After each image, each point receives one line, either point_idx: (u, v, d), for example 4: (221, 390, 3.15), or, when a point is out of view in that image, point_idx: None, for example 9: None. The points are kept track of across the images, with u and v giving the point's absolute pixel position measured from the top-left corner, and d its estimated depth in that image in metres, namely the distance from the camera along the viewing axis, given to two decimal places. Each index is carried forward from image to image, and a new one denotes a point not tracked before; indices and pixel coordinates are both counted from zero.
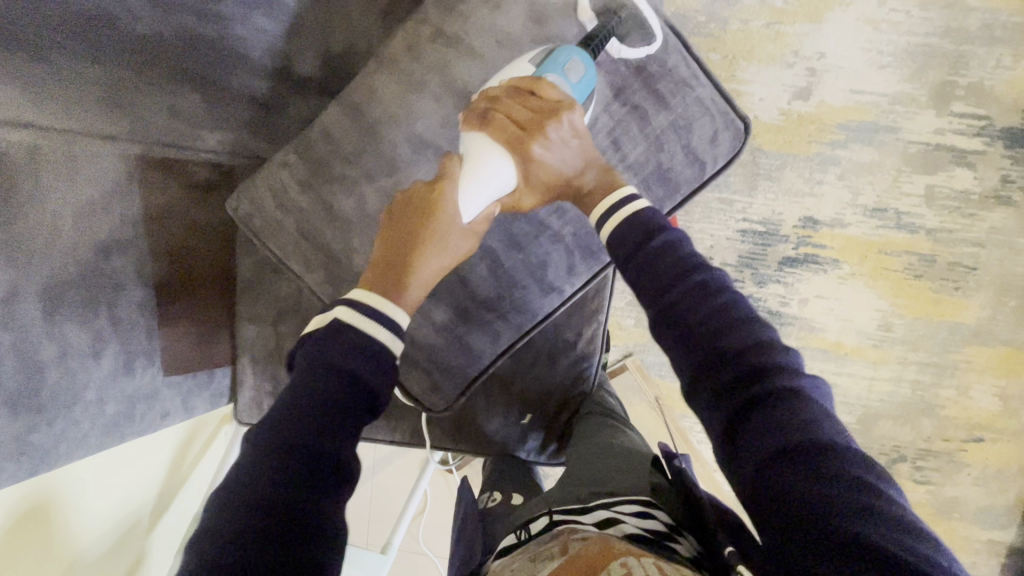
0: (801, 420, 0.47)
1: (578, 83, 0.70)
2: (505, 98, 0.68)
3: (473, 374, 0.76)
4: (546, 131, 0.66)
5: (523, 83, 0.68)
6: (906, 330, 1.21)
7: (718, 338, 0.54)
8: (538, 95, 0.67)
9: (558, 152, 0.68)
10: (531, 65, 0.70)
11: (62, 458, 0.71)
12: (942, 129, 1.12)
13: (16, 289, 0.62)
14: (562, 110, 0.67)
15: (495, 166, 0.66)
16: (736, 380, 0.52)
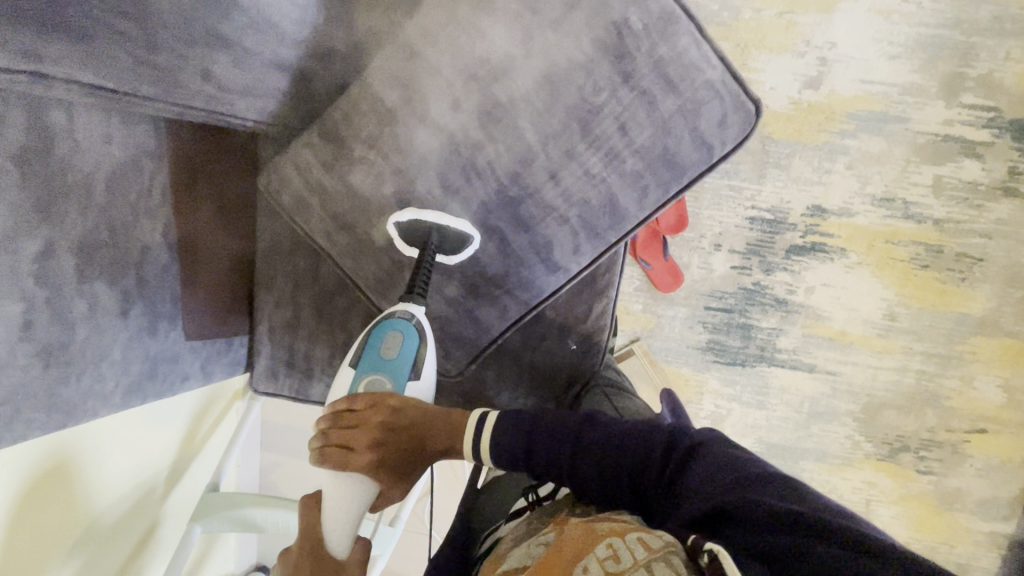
0: (709, 464, 0.58)
1: (398, 355, 0.69)
2: (331, 429, 0.69)
3: (484, 343, 0.78)
4: (373, 435, 0.67)
5: (344, 402, 0.68)
6: (911, 320, 1.22)
7: (638, 434, 0.64)
8: (355, 409, 0.67)
9: (395, 430, 0.68)
10: (350, 368, 0.70)
11: (89, 413, 0.74)
12: (951, 121, 1.13)
13: (52, 245, 0.65)
14: (382, 406, 0.67)
15: (344, 492, 0.67)
16: (662, 458, 0.62)
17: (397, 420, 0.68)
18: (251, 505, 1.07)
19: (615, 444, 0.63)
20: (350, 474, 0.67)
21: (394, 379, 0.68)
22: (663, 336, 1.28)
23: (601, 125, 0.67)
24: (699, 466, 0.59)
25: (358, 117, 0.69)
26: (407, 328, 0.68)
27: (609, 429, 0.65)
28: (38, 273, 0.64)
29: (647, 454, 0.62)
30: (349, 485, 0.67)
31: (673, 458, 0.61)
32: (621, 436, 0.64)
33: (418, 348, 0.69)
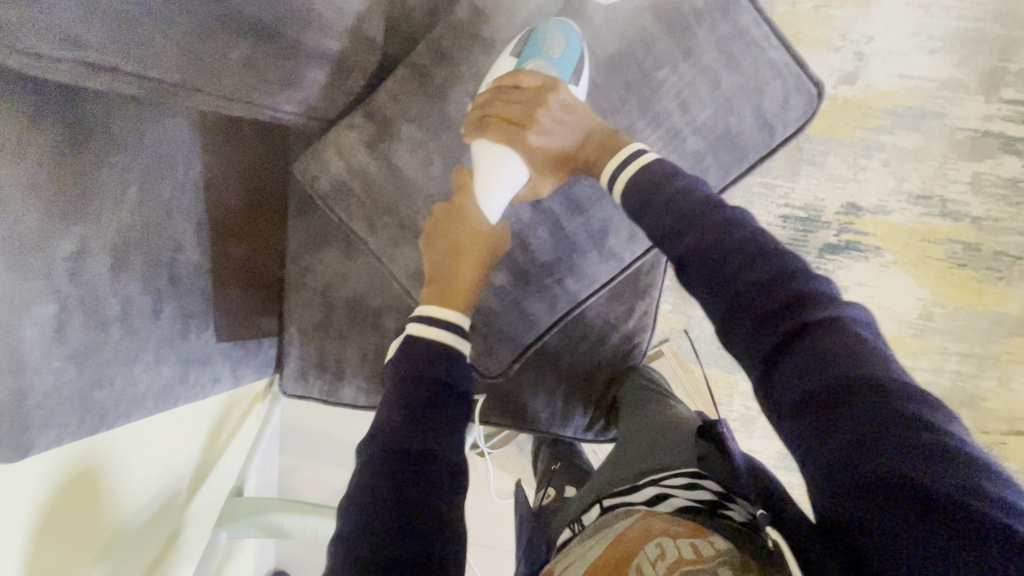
0: (836, 360, 0.45)
1: (562, 57, 0.66)
2: (491, 103, 0.66)
3: (527, 341, 0.77)
4: (535, 115, 0.65)
5: (506, 80, 0.65)
6: (947, 320, 1.20)
7: (752, 273, 0.51)
8: (519, 86, 0.65)
9: (551, 135, 0.66)
10: (511, 57, 0.67)
11: (121, 418, 0.71)
12: (991, 116, 1.11)
13: (86, 243, 0.62)
14: (548, 93, 0.65)
15: (496, 160, 0.66)
16: (776, 313, 0.49)
17: (559, 105, 0.65)
18: (275, 509, 1.05)
19: (718, 274, 0.53)
20: (503, 144, 0.66)
21: (557, 69, 0.65)
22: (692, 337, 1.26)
23: None
24: (821, 350, 0.46)
25: None
26: (570, 32, 0.65)
27: (710, 266, 0.54)
28: (71, 272, 0.62)
29: (756, 296, 0.51)
30: (503, 156, 0.66)
31: (790, 325, 0.49)
32: (729, 270, 0.53)
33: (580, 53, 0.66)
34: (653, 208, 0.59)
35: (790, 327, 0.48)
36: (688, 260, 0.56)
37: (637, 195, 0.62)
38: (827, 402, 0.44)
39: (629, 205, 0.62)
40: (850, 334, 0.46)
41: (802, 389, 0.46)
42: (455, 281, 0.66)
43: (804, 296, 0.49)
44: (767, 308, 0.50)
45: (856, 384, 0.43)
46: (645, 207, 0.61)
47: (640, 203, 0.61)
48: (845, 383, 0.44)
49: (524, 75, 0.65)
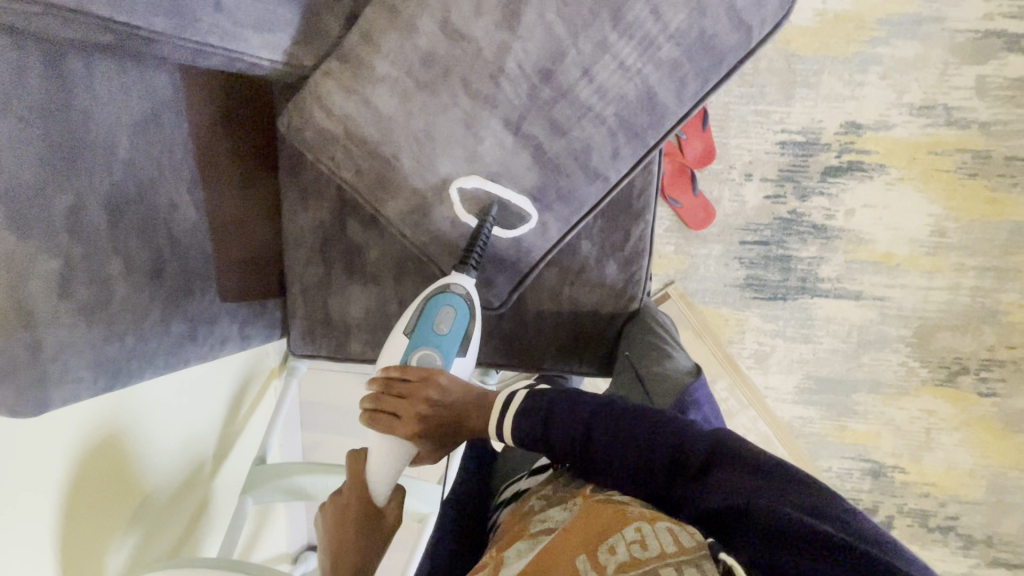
0: (730, 474, 0.57)
1: (448, 331, 0.73)
2: (384, 396, 0.73)
3: (523, 272, 0.78)
4: (417, 409, 0.71)
5: (395, 370, 0.72)
6: (961, 234, 1.16)
7: (647, 423, 0.64)
8: (404, 389, 0.71)
9: (437, 415, 0.71)
10: (405, 337, 0.74)
11: (135, 375, 0.74)
12: (991, 15, 1.07)
13: (82, 198, 0.65)
14: (431, 382, 0.71)
15: (386, 452, 0.73)
16: (675, 458, 0.61)
17: (446, 399, 0.71)
18: (298, 471, 1.07)
19: (620, 432, 0.64)
20: (389, 436, 0.72)
21: (442, 354, 0.73)
22: (699, 276, 1.24)
23: (632, 12, 0.62)
24: (722, 471, 0.58)
25: (378, 38, 0.66)
26: (459, 303, 0.72)
27: (610, 441, 0.64)
28: (71, 228, 0.64)
29: (654, 446, 0.62)
30: (392, 450, 0.72)
31: (690, 467, 0.60)
32: (623, 435, 0.64)
33: (467, 325, 0.74)
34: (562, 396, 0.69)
35: (689, 466, 0.60)
36: (593, 429, 0.65)
37: (536, 399, 0.69)
38: (736, 498, 0.54)
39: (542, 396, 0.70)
40: (732, 451, 0.59)
41: (716, 497, 0.56)
42: (350, 534, 0.73)
43: (687, 435, 0.62)
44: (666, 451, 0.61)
45: (747, 485, 0.55)
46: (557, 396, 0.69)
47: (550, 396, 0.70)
48: (742, 486, 0.55)
49: (411, 366, 0.72)
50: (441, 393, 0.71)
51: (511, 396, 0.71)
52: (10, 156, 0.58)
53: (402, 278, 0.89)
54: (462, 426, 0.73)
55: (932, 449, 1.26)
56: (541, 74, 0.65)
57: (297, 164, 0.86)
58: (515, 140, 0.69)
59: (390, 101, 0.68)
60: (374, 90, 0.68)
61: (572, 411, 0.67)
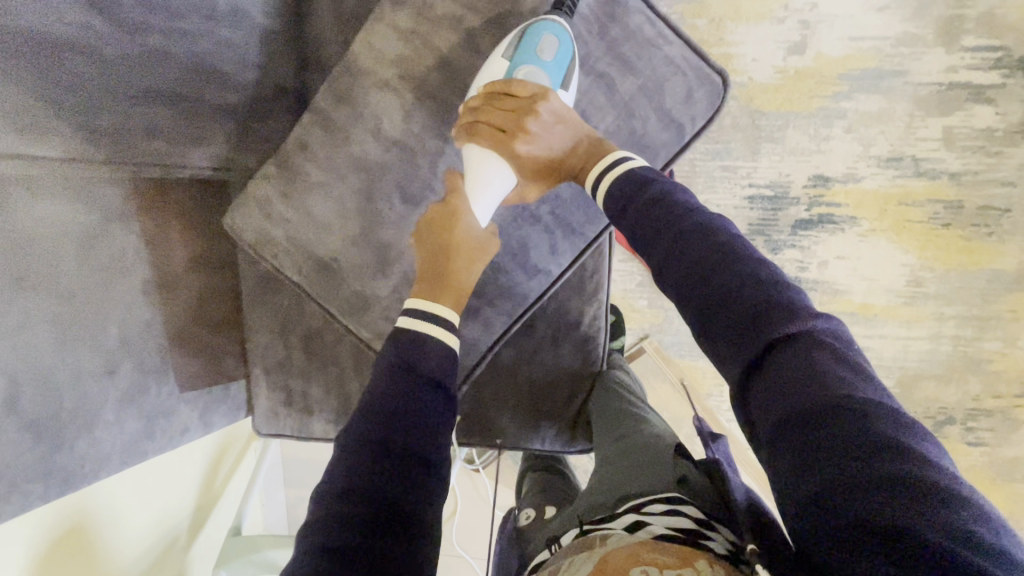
0: (811, 379, 0.44)
1: (552, 62, 0.63)
2: (483, 108, 0.63)
3: (470, 363, 0.75)
4: (525, 127, 0.62)
5: (498, 83, 0.62)
6: (939, 283, 1.14)
7: (722, 270, 0.51)
8: (512, 95, 0.62)
9: (543, 143, 0.63)
10: (504, 60, 0.63)
11: (89, 478, 0.74)
12: (955, 67, 1.06)
13: (28, 315, 0.66)
14: (541, 101, 0.62)
15: (482, 166, 0.64)
16: (753, 314, 0.48)
17: (555, 118, 0.62)
18: (271, 545, 1.07)
19: (687, 275, 0.53)
20: (490, 151, 0.63)
21: (546, 78, 0.62)
22: (673, 330, 1.23)
23: (561, 118, 0.65)
24: (807, 358, 0.45)
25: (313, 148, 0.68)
26: (563, 34, 0.62)
27: (673, 280, 0.54)
28: (18, 347, 0.65)
29: (730, 299, 0.50)
30: (495, 163, 0.63)
31: (766, 339, 0.47)
32: (696, 271, 0.53)
33: (570, 58, 0.63)
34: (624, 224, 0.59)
35: (771, 334, 0.47)
36: (664, 269, 0.55)
37: (614, 207, 0.61)
38: (803, 411, 0.43)
39: (617, 199, 0.61)
40: (827, 352, 0.46)
41: (780, 404, 0.45)
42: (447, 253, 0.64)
43: (782, 302, 0.48)
44: (741, 312, 0.49)
45: (827, 405, 0.42)
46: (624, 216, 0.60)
47: (618, 217, 0.60)
48: (823, 397, 0.43)
49: (515, 84, 0.62)
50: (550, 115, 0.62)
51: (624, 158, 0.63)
52: None
53: (361, 360, 0.89)
54: (559, 171, 0.66)
55: None
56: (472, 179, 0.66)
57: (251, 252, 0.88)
58: None
59: (327, 206, 0.69)
60: (313, 196, 0.69)
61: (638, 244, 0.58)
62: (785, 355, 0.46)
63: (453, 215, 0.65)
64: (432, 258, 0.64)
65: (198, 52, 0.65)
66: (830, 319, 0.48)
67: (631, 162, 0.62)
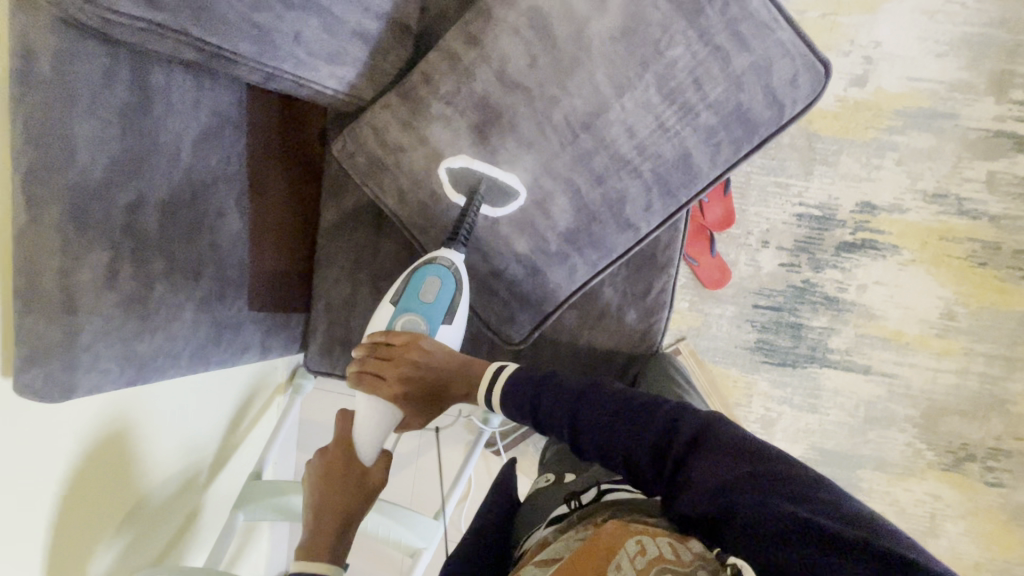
0: (709, 468, 0.56)
1: (435, 301, 0.72)
2: (366, 359, 0.72)
3: (547, 310, 0.79)
4: (400, 368, 0.71)
5: (380, 335, 0.72)
6: (971, 319, 1.19)
7: (620, 414, 0.64)
8: (390, 343, 0.71)
9: (424, 372, 0.72)
10: (390, 304, 0.73)
11: (157, 371, 0.75)
12: (1002, 116, 1.13)
13: (142, 198, 0.68)
14: (415, 348, 0.71)
15: (370, 417, 0.73)
16: (655, 444, 0.61)
17: (425, 368, 0.72)
18: (295, 490, 1.05)
19: (613, 419, 0.64)
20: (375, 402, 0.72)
21: (428, 323, 0.72)
22: (710, 335, 1.26)
23: (674, 81, 0.68)
24: (707, 458, 0.57)
25: (436, 80, 0.72)
26: (445, 274, 0.71)
27: (601, 422, 0.64)
28: (126, 225, 0.67)
29: (649, 429, 0.62)
30: (378, 413, 0.73)
31: (671, 457, 0.60)
32: (618, 418, 0.64)
33: (452, 297, 0.73)
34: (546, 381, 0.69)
35: (675, 453, 0.60)
36: (579, 414, 0.66)
37: (524, 380, 0.71)
38: (717, 495, 0.54)
39: (524, 379, 0.71)
40: (727, 436, 0.58)
41: (704, 501, 0.55)
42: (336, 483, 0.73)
43: (682, 420, 0.62)
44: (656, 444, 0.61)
45: (732, 485, 0.54)
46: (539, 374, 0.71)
47: (535, 374, 0.71)
48: (729, 478, 0.55)
49: (394, 332, 0.72)
50: (426, 355, 0.71)
51: (502, 368, 0.74)
52: (84, 154, 0.62)
53: None
54: (445, 392, 0.75)
55: (937, 535, 1.23)
56: (584, 126, 0.69)
57: (340, 185, 0.90)
58: (554, 184, 0.71)
59: (441, 137, 0.73)
60: (429, 126, 0.73)
61: (565, 389, 0.68)
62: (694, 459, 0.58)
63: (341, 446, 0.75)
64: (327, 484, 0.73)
65: None
66: (707, 415, 0.62)
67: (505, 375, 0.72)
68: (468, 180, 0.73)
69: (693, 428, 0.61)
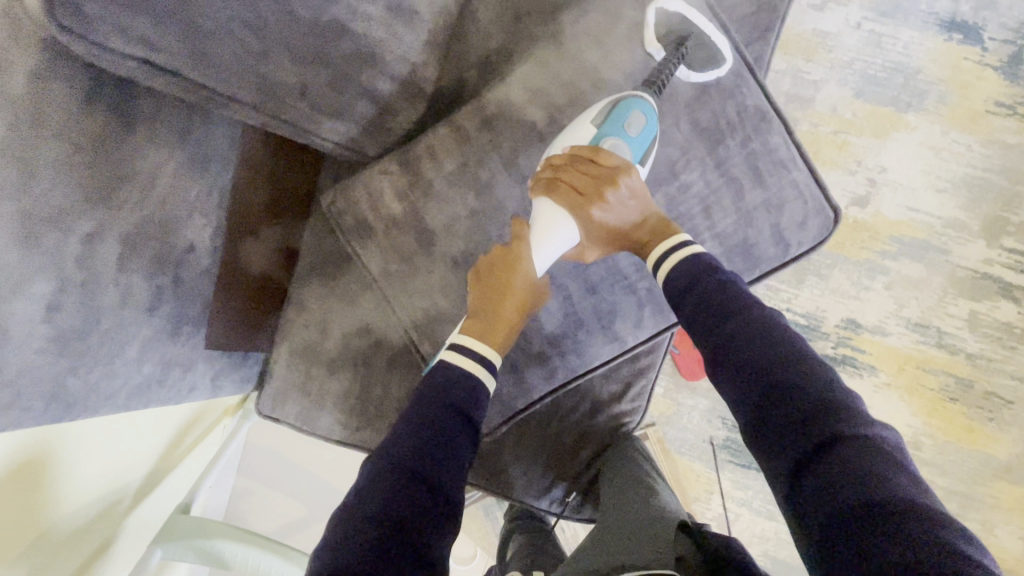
0: (862, 476, 0.44)
1: (638, 137, 0.61)
2: (565, 168, 0.60)
3: (519, 407, 0.72)
4: (603, 198, 0.59)
5: (584, 149, 0.60)
6: (936, 452, 1.19)
7: (779, 365, 0.52)
8: (596, 162, 0.59)
9: (617, 214, 0.61)
10: (591, 126, 0.61)
11: (87, 410, 0.68)
12: (991, 260, 1.15)
13: (103, 229, 0.63)
14: (623, 176, 0.59)
15: (551, 224, 0.60)
16: (806, 414, 0.49)
17: (626, 200, 0.60)
18: (220, 535, 0.98)
19: (747, 363, 0.53)
20: (563, 214, 0.60)
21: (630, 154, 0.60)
22: (680, 426, 1.24)
23: (685, 208, 0.64)
24: (864, 463, 0.45)
25: (443, 155, 0.69)
26: (654, 110, 0.61)
27: (731, 364, 0.54)
28: (80, 255, 0.62)
29: (785, 399, 0.50)
30: (563, 219, 0.60)
31: (816, 438, 0.47)
32: (760, 364, 0.52)
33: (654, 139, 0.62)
34: (704, 290, 0.58)
35: (827, 436, 0.47)
36: (731, 340, 0.55)
37: (681, 280, 0.60)
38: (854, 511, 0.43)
39: (682, 279, 0.60)
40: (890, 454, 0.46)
41: (827, 510, 0.44)
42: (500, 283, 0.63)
43: (839, 408, 0.48)
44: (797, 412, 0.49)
45: (875, 508, 0.42)
46: (693, 282, 0.59)
47: (687, 282, 0.59)
48: (882, 500, 0.42)
49: (602, 152, 0.60)
50: (633, 185, 0.59)
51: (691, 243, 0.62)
52: (44, 176, 0.56)
53: (394, 366, 0.86)
54: (624, 242, 0.64)
55: None
56: None
57: (321, 231, 0.87)
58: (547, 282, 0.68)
59: (438, 212, 0.70)
60: (428, 202, 0.70)
61: (718, 310, 0.57)
62: (843, 453, 0.46)
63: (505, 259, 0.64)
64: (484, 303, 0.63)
65: (371, 34, 0.64)
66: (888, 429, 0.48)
67: (701, 248, 0.61)
68: (674, 31, 0.66)
69: (865, 426, 0.47)
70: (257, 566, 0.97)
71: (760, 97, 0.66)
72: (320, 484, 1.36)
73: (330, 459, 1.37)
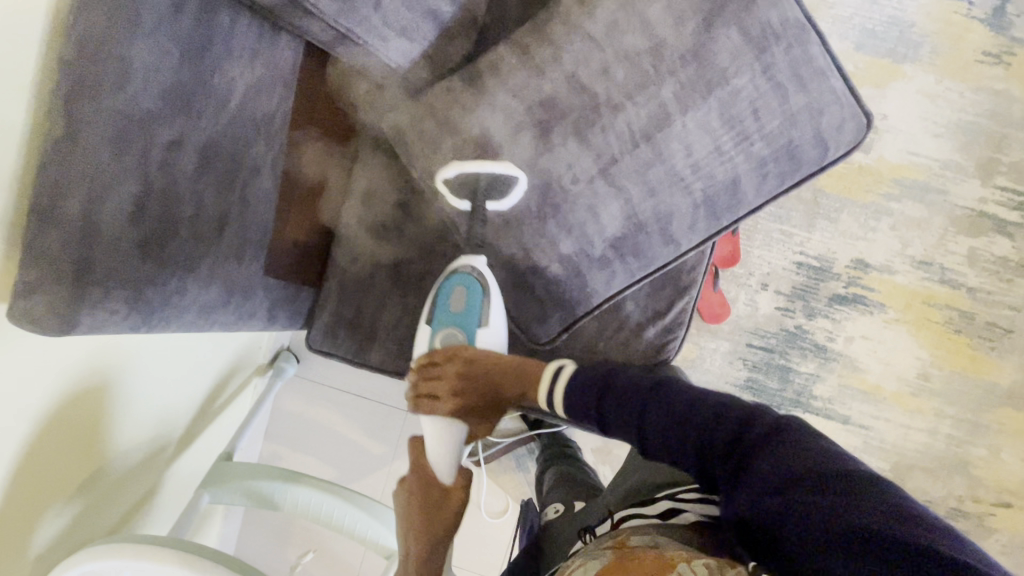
0: (785, 457, 0.49)
1: (463, 310, 0.75)
2: (420, 385, 0.76)
3: (579, 314, 0.81)
4: (449, 387, 0.74)
5: (424, 357, 0.76)
6: (943, 383, 1.26)
7: (693, 409, 0.58)
8: (433, 364, 0.75)
9: (470, 383, 0.74)
10: (427, 325, 0.77)
11: (162, 323, 0.70)
12: (985, 199, 1.23)
13: (182, 137, 0.66)
14: (455, 359, 0.74)
15: (434, 438, 0.76)
16: (727, 434, 0.54)
17: (472, 371, 0.74)
18: (269, 475, 0.98)
19: (676, 420, 0.58)
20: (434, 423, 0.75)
21: (466, 333, 0.75)
22: (703, 368, 1.29)
23: (734, 109, 0.70)
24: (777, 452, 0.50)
25: (503, 68, 0.72)
26: (467, 279, 0.74)
27: (659, 424, 0.59)
28: (163, 161, 0.64)
29: (705, 425, 0.56)
30: (436, 429, 0.75)
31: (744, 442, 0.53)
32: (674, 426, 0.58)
33: (483, 300, 0.75)
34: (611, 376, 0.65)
35: (746, 442, 0.52)
36: (648, 410, 0.60)
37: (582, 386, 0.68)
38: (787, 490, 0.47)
39: (581, 388, 0.68)
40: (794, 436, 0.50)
41: (768, 502, 0.48)
42: (423, 507, 0.74)
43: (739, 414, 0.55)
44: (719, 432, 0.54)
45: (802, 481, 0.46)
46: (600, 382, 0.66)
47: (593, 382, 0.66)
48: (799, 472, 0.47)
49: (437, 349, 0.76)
50: (467, 363, 0.74)
51: (562, 369, 0.72)
52: (135, 82, 0.59)
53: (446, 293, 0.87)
54: (498, 393, 0.75)
55: None
56: (645, 136, 0.71)
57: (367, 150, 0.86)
58: (606, 185, 0.72)
59: (499, 123, 0.72)
60: (489, 113, 0.73)
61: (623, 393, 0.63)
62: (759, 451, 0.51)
63: (416, 475, 0.77)
64: (417, 534, 0.73)
65: None
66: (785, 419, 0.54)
67: (568, 371, 0.71)
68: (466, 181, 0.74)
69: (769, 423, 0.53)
70: (309, 508, 0.96)
71: (797, 10, 0.71)
72: (349, 444, 1.35)
73: (358, 420, 1.35)
